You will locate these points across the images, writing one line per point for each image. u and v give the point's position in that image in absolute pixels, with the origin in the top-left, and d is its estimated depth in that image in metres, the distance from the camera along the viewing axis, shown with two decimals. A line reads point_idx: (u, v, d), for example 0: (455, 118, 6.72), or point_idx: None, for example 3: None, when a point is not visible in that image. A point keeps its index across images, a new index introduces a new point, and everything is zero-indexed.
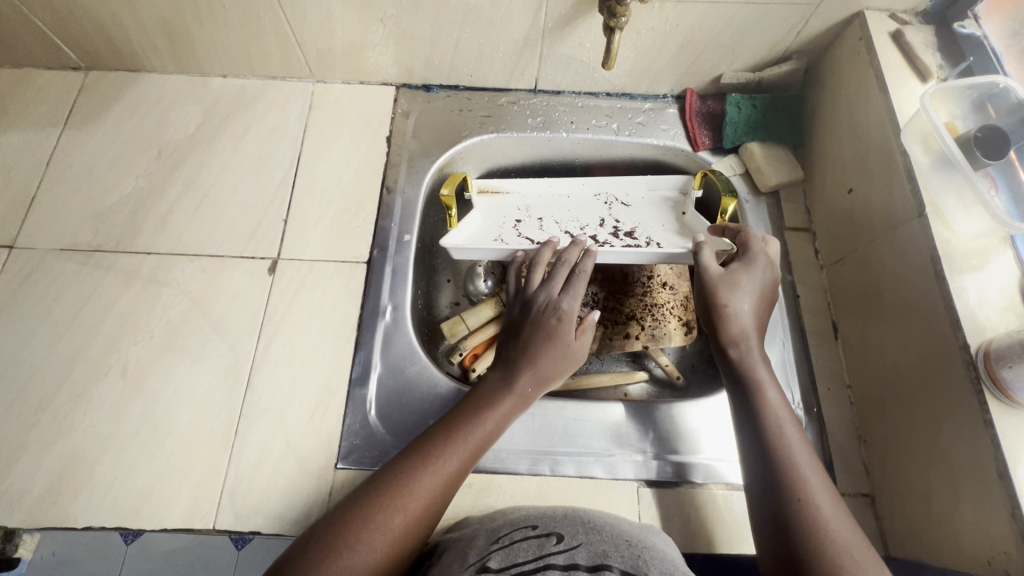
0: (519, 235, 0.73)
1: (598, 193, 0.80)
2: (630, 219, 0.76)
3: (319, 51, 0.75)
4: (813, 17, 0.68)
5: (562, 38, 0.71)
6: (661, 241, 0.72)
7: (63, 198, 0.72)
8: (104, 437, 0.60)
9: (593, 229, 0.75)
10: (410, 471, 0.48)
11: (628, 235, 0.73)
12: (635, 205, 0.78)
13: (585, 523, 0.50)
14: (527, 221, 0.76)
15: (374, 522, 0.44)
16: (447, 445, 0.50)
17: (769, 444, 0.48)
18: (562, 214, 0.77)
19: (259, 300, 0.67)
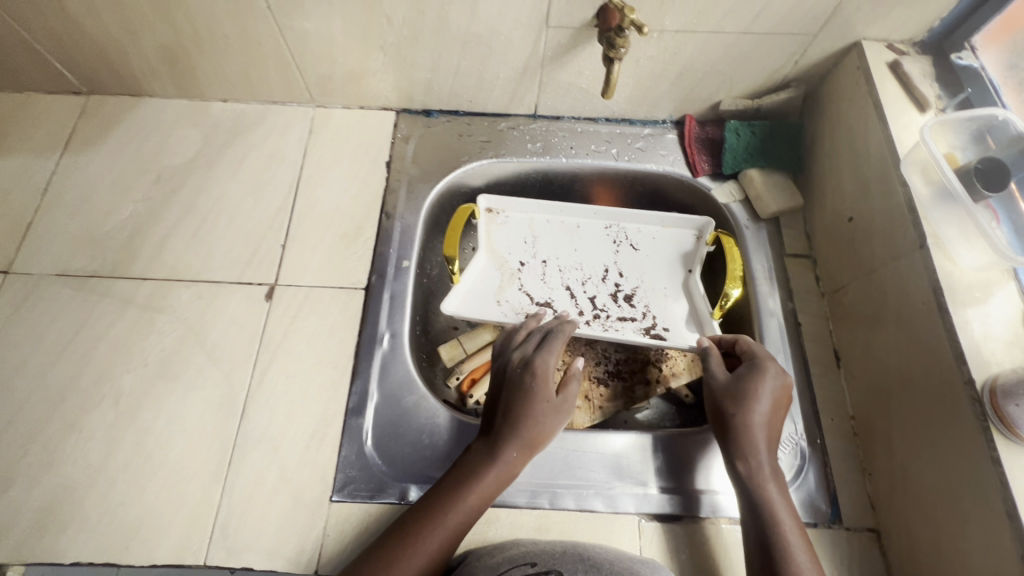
0: (520, 289, 0.74)
1: (609, 226, 0.79)
2: (635, 271, 0.76)
3: (320, 77, 0.76)
4: (811, 46, 0.68)
5: (561, 66, 0.72)
6: (658, 316, 0.73)
7: (60, 223, 0.72)
8: (96, 468, 0.59)
9: (594, 284, 0.75)
10: (392, 560, 0.47)
11: (627, 300, 0.74)
12: (646, 242, 0.77)
13: (586, 562, 0.49)
14: (531, 264, 0.76)
15: None
16: (428, 525, 0.49)
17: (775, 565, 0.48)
18: (568, 257, 0.77)
19: (256, 327, 0.66)
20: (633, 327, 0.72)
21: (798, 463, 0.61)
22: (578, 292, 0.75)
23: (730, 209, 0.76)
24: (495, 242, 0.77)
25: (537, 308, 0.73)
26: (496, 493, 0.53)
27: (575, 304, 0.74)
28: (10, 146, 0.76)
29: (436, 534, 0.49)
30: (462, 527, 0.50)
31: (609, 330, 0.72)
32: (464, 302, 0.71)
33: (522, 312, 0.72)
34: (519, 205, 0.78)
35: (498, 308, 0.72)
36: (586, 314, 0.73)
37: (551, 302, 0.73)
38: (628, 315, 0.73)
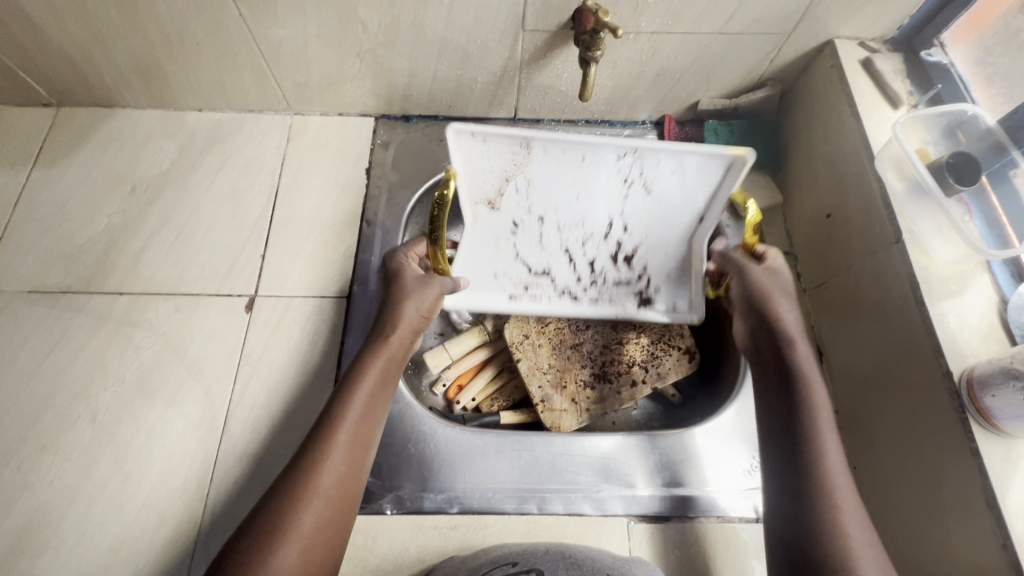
0: (516, 256, 0.70)
1: (622, 154, 0.58)
2: (641, 225, 0.67)
3: (297, 85, 0.75)
4: (785, 46, 0.69)
5: (540, 70, 0.72)
6: (654, 278, 0.71)
7: (32, 239, 0.70)
8: (73, 489, 0.57)
9: (595, 244, 0.69)
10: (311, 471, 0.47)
11: (627, 260, 0.70)
12: (664, 181, 0.61)
13: (567, 559, 0.50)
14: (527, 223, 0.67)
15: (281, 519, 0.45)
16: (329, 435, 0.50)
17: (799, 443, 0.49)
18: (568, 212, 0.66)
19: (236, 339, 0.65)
20: (626, 291, 0.71)
21: None
22: (578, 256, 0.70)
23: None
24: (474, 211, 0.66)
25: (534, 279, 0.71)
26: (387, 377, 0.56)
27: (573, 270, 0.71)
28: None
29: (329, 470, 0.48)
30: (350, 462, 0.49)
31: (602, 299, 0.72)
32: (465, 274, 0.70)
33: (517, 284, 0.71)
34: (498, 130, 0.56)
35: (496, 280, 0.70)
36: (585, 281, 0.71)
37: (549, 270, 0.71)
38: (625, 278, 0.71)
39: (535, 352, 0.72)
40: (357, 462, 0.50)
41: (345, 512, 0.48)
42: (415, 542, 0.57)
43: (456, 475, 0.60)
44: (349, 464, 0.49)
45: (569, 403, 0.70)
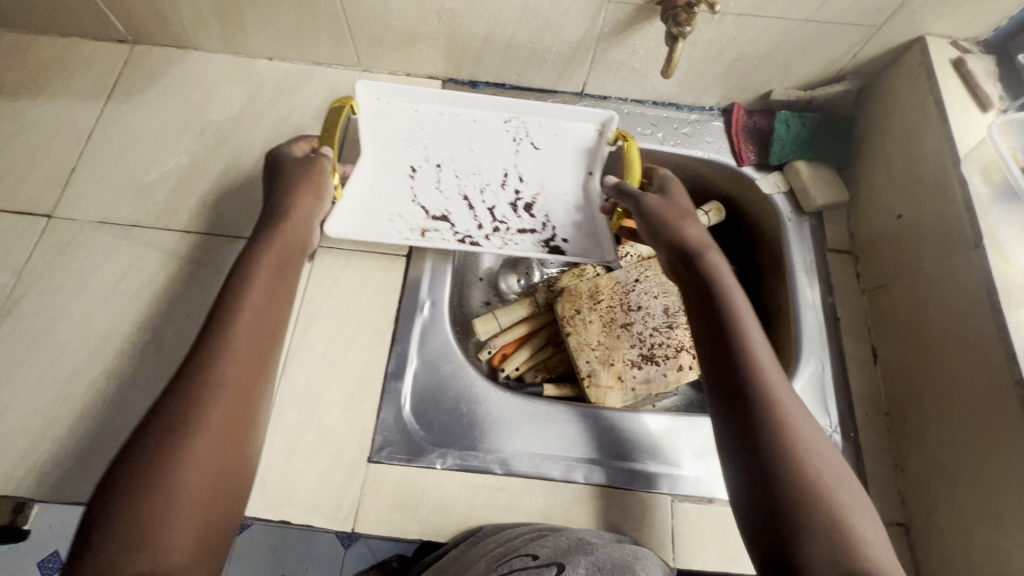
0: (412, 200, 0.72)
1: (509, 120, 0.77)
2: (536, 176, 0.75)
3: (370, 40, 0.75)
4: (873, 39, 0.68)
5: (616, 44, 0.71)
6: (556, 225, 0.73)
7: (104, 171, 0.71)
8: (136, 414, 0.59)
9: (492, 191, 0.74)
10: (179, 430, 0.40)
11: (528, 210, 0.73)
12: (548, 139, 0.76)
13: (588, 552, 0.48)
14: (425, 169, 0.74)
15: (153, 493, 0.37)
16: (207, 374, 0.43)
17: (773, 431, 0.42)
18: (462, 162, 0.75)
19: (297, 287, 0.66)
20: (532, 239, 0.71)
21: None
22: (476, 203, 0.73)
23: (774, 200, 0.76)
24: (381, 147, 0.74)
25: (432, 223, 0.70)
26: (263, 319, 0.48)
27: (473, 217, 0.72)
28: (55, 90, 0.75)
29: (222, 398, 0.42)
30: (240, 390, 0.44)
31: (507, 244, 0.70)
32: (348, 218, 0.68)
33: (418, 228, 0.70)
34: (431, 134, 0.76)
35: (390, 226, 0.69)
36: (484, 227, 0.71)
37: (448, 215, 0.71)
38: (528, 227, 0.72)
39: (585, 328, 0.72)
40: (248, 385, 0.44)
41: (228, 470, 0.41)
42: (464, 498, 0.58)
43: (504, 437, 0.61)
44: (241, 389, 0.44)
45: (615, 380, 0.70)
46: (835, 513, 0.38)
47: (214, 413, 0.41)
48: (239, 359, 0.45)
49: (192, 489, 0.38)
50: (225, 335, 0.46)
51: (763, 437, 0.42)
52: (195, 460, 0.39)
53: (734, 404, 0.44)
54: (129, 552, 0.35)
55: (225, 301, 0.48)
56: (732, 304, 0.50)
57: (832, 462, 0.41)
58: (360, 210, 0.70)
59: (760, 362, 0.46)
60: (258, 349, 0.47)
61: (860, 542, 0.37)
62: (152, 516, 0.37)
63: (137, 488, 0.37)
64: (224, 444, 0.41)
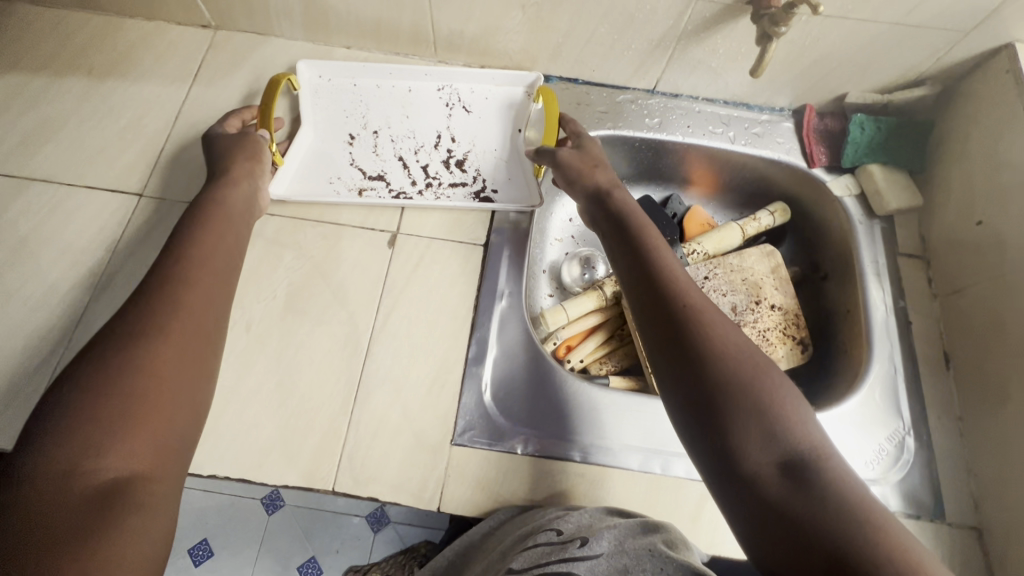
0: (350, 163, 0.74)
1: (441, 88, 0.79)
2: (468, 135, 0.77)
3: (451, 32, 0.76)
4: (960, 44, 0.67)
5: (697, 43, 0.72)
6: (488, 178, 0.75)
7: (190, 153, 0.73)
8: (229, 389, 0.61)
9: (426, 152, 0.76)
10: (122, 360, 0.41)
11: (459, 166, 0.75)
12: (478, 102, 0.79)
13: (611, 527, 0.50)
14: (363, 135, 0.76)
15: (101, 416, 0.38)
16: (155, 316, 0.45)
17: (707, 349, 0.44)
18: (399, 125, 0.77)
19: (379, 273, 0.68)
20: (463, 192, 0.73)
21: (902, 454, 0.63)
22: (410, 162, 0.75)
23: (845, 203, 0.76)
24: (320, 116, 0.76)
25: (369, 183, 0.73)
26: (206, 264, 0.51)
27: (408, 175, 0.74)
28: (142, 72, 0.77)
29: (166, 329, 0.44)
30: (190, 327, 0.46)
31: (440, 198, 0.73)
32: (296, 179, 0.72)
33: (354, 188, 0.72)
34: (327, 103, 0.77)
35: (329, 187, 0.72)
36: (419, 184, 0.74)
37: (383, 174, 0.74)
38: (460, 181, 0.74)
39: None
40: (195, 321, 0.47)
41: (172, 395, 0.42)
42: (545, 483, 0.59)
43: (581, 425, 0.62)
44: (185, 327, 0.46)
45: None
46: (773, 406, 0.41)
47: (159, 343, 0.43)
48: (184, 303, 0.47)
49: (139, 414, 0.40)
50: (170, 277, 0.48)
51: (695, 356, 0.44)
52: (140, 380, 0.41)
53: (669, 332, 0.46)
54: (86, 461, 0.37)
55: (168, 252, 0.51)
56: (657, 244, 0.54)
57: (757, 356, 0.45)
58: (302, 174, 0.73)
59: (684, 289, 0.49)
60: (207, 296, 0.49)
61: (795, 427, 0.41)
62: (103, 440, 0.38)
63: (84, 413, 0.38)
64: (179, 371, 0.44)
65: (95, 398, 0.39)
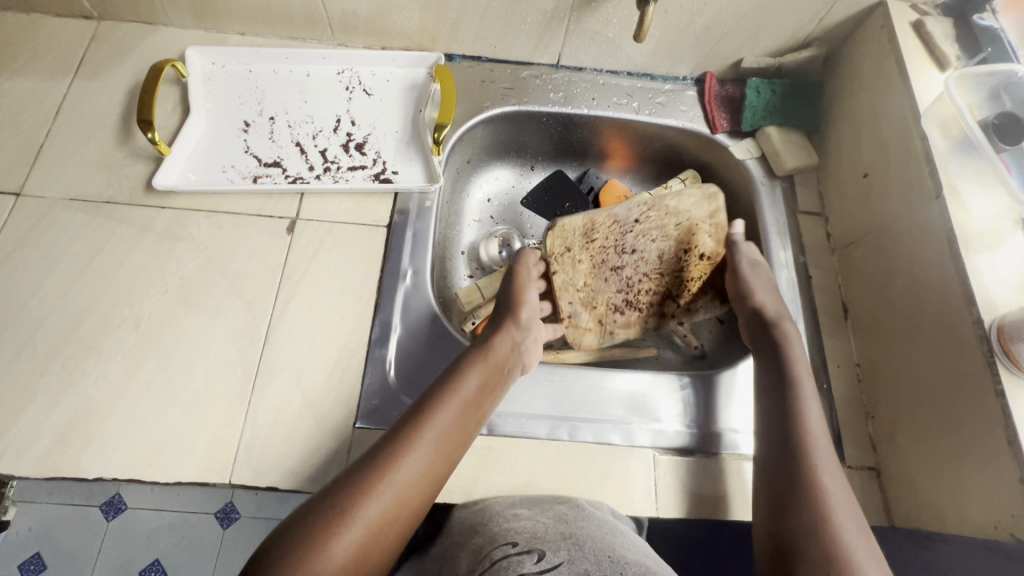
0: (245, 151, 0.72)
1: (342, 71, 0.78)
2: (368, 118, 0.76)
3: (344, 13, 0.74)
4: (837, 5, 0.70)
5: (590, 13, 0.72)
6: (388, 161, 0.73)
7: (72, 148, 0.70)
8: (118, 389, 0.59)
9: (325, 136, 0.74)
10: (381, 471, 0.46)
11: (358, 149, 0.74)
12: (380, 86, 0.78)
13: (566, 535, 0.48)
14: (259, 123, 0.74)
15: (331, 524, 0.42)
16: (416, 437, 0.49)
17: (805, 484, 0.49)
18: (296, 111, 0.75)
19: (277, 260, 0.66)
20: (362, 175, 0.72)
21: None
22: (308, 147, 0.73)
23: (747, 165, 0.78)
24: (214, 105, 0.74)
25: (264, 170, 0.71)
26: (478, 399, 0.55)
27: (305, 160, 0.72)
28: (19, 67, 0.74)
29: (444, 412, 0.52)
30: (472, 402, 0.54)
31: (339, 181, 0.71)
32: (186, 170, 0.70)
33: (247, 176, 0.70)
34: (220, 92, 0.75)
35: (221, 176, 0.69)
36: (316, 168, 0.71)
37: (279, 161, 0.71)
38: (359, 164, 0.72)
39: (573, 269, 0.72)
40: (456, 440, 0.51)
41: (405, 510, 0.46)
42: None
43: None
44: (451, 431, 0.51)
45: (595, 323, 0.73)
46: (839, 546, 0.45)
47: (416, 454, 0.48)
48: (447, 417, 0.52)
49: (365, 533, 0.43)
50: (441, 399, 0.53)
51: (820, 452, 0.52)
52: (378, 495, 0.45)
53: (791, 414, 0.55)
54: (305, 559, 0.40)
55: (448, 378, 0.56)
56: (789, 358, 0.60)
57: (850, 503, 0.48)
58: (194, 165, 0.70)
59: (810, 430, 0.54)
60: (468, 421, 0.53)
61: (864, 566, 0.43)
62: (327, 531, 0.42)
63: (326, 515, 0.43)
64: (432, 471, 0.49)
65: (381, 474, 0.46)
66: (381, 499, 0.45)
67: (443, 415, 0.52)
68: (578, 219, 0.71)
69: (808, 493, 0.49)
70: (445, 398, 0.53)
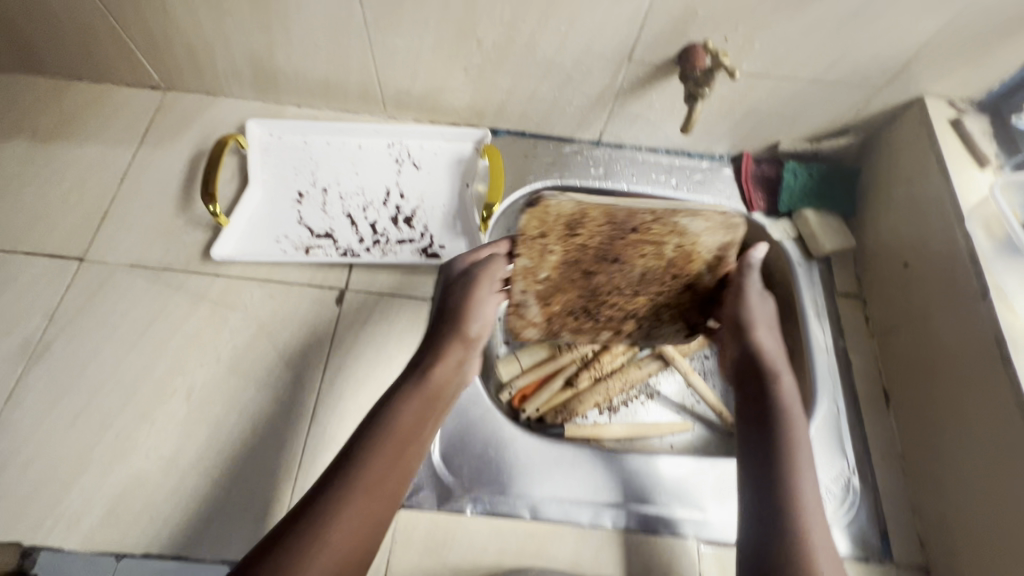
0: (299, 222, 0.74)
1: (392, 144, 0.81)
2: (416, 191, 0.78)
3: (398, 92, 0.78)
4: (874, 98, 0.72)
5: (634, 99, 0.75)
6: (435, 234, 0.75)
7: (134, 215, 0.73)
8: (169, 459, 0.59)
9: (374, 208, 0.77)
10: (341, 496, 0.49)
11: (407, 222, 0.76)
12: (427, 159, 0.81)
13: None
14: (312, 194, 0.77)
15: (306, 552, 0.45)
16: (372, 454, 0.52)
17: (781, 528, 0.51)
18: (348, 183, 0.78)
19: (326, 331, 0.68)
20: (410, 248, 0.74)
21: (848, 495, 0.64)
22: (359, 219, 0.75)
23: (785, 245, 0.78)
24: (269, 176, 0.77)
25: (316, 241, 0.73)
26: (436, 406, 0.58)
27: (355, 232, 0.74)
28: (89, 134, 0.78)
29: (397, 426, 0.54)
30: (423, 412, 0.56)
31: (387, 254, 0.73)
32: (242, 240, 0.72)
33: (301, 247, 0.72)
34: (276, 163, 0.78)
35: (275, 246, 0.72)
36: (366, 241, 0.74)
37: (331, 233, 0.74)
38: (407, 237, 0.75)
39: (542, 255, 0.64)
40: (411, 455, 0.54)
41: (374, 528, 0.49)
42: (493, 545, 0.58)
43: (531, 481, 0.62)
44: (405, 444, 0.54)
45: (543, 316, 0.70)
46: None
47: (370, 471, 0.51)
48: (399, 432, 0.54)
49: (333, 555, 0.46)
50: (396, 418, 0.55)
51: (800, 492, 0.53)
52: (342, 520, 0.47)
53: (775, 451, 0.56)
54: None
55: (395, 393, 0.57)
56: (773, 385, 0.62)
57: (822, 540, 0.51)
58: (250, 235, 0.73)
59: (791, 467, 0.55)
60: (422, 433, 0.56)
61: None
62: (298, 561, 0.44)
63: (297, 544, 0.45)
64: (389, 485, 0.51)
65: (348, 488, 0.50)
66: (347, 518, 0.48)
67: (398, 429, 0.54)
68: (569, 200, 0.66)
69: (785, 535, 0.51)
70: (398, 415, 0.55)
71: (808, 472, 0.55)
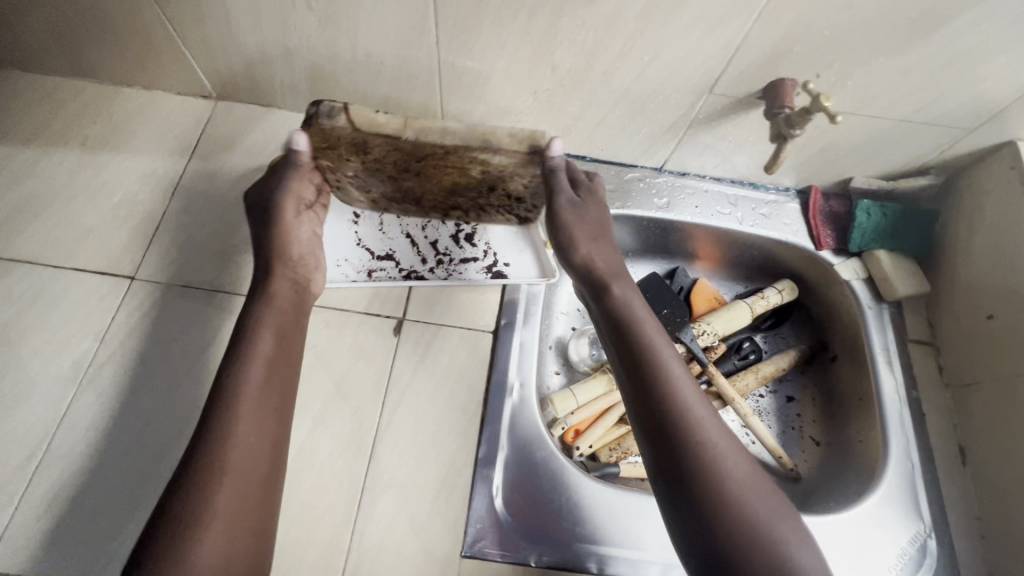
0: (357, 243, 0.72)
1: None
2: None
3: (460, 112, 0.75)
4: (963, 140, 0.69)
5: (707, 130, 0.72)
6: (499, 252, 0.73)
7: (186, 232, 0.70)
8: None
9: (434, 227, 0.74)
10: (213, 470, 0.46)
11: (469, 240, 0.74)
12: None
13: None
14: (368, 214, 0.74)
15: (190, 529, 0.43)
16: (244, 427, 0.48)
17: (704, 479, 0.45)
18: None
19: (384, 364, 0.65)
20: (476, 267, 0.71)
21: (924, 559, 0.61)
22: (419, 239, 0.73)
23: (853, 286, 0.76)
24: None
25: (378, 262, 0.71)
26: (270, 354, 0.53)
27: (418, 253, 0.72)
28: (139, 144, 0.75)
29: (247, 391, 0.50)
30: (268, 367, 0.53)
31: (453, 275, 0.71)
32: None
33: (363, 269, 0.70)
34: None
35: (336, 270, 0.69)
36: (429, 261, 0.72)
37: (392, 254, 0.72)
38: (471, 256, 0.73)
39: (350, 164, 0.60)
40: (265, 428, 0.50)
41: (257, 497, 0.47)
42: None
43: (597, 533, 0.59)
44: (256, 411, 0.50)
45: (367, 199, 0.70)
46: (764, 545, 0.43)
47: (237, 445, 0.47)
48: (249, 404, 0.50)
49: (217, 530, 0.44)
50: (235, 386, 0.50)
51: (706, 436, 0.47)
52: (220, 494, 0.45)
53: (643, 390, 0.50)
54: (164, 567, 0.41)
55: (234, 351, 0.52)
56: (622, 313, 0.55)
57: (755, 491, 0.46)
58: None
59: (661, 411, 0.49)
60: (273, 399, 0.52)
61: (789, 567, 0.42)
62: (188, 540, 0.42)
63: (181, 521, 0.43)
64: (258, 459, 0.48)
65: (221, 448, 0.47)
66: (221, 490, 0.45)
67: (246, 394, 0.50)
68: (345, 119, 0.52)
69: (722, 489, 0.45)
70: (237, 378, 0.50)
71: (697, 410, 0.49)
